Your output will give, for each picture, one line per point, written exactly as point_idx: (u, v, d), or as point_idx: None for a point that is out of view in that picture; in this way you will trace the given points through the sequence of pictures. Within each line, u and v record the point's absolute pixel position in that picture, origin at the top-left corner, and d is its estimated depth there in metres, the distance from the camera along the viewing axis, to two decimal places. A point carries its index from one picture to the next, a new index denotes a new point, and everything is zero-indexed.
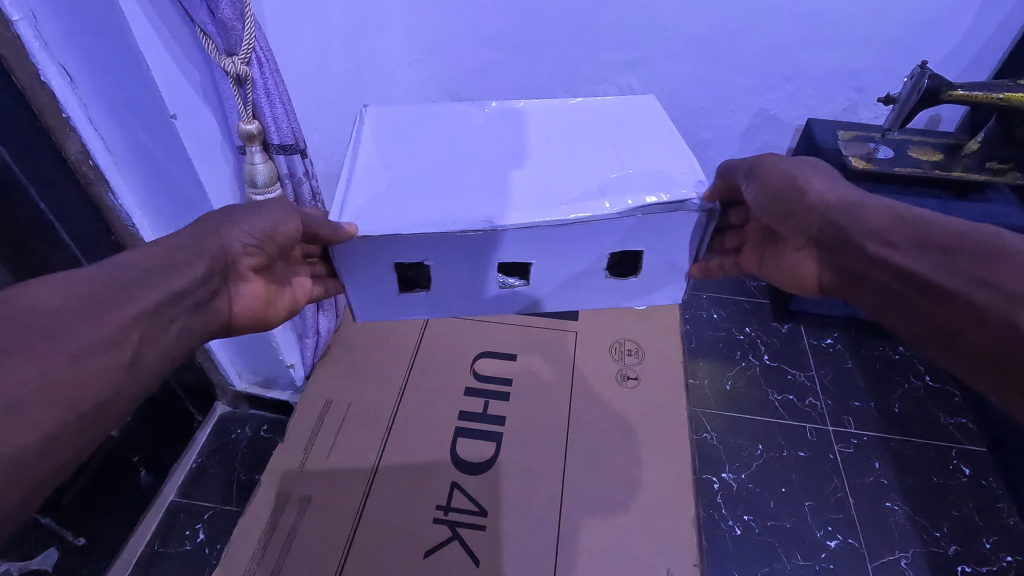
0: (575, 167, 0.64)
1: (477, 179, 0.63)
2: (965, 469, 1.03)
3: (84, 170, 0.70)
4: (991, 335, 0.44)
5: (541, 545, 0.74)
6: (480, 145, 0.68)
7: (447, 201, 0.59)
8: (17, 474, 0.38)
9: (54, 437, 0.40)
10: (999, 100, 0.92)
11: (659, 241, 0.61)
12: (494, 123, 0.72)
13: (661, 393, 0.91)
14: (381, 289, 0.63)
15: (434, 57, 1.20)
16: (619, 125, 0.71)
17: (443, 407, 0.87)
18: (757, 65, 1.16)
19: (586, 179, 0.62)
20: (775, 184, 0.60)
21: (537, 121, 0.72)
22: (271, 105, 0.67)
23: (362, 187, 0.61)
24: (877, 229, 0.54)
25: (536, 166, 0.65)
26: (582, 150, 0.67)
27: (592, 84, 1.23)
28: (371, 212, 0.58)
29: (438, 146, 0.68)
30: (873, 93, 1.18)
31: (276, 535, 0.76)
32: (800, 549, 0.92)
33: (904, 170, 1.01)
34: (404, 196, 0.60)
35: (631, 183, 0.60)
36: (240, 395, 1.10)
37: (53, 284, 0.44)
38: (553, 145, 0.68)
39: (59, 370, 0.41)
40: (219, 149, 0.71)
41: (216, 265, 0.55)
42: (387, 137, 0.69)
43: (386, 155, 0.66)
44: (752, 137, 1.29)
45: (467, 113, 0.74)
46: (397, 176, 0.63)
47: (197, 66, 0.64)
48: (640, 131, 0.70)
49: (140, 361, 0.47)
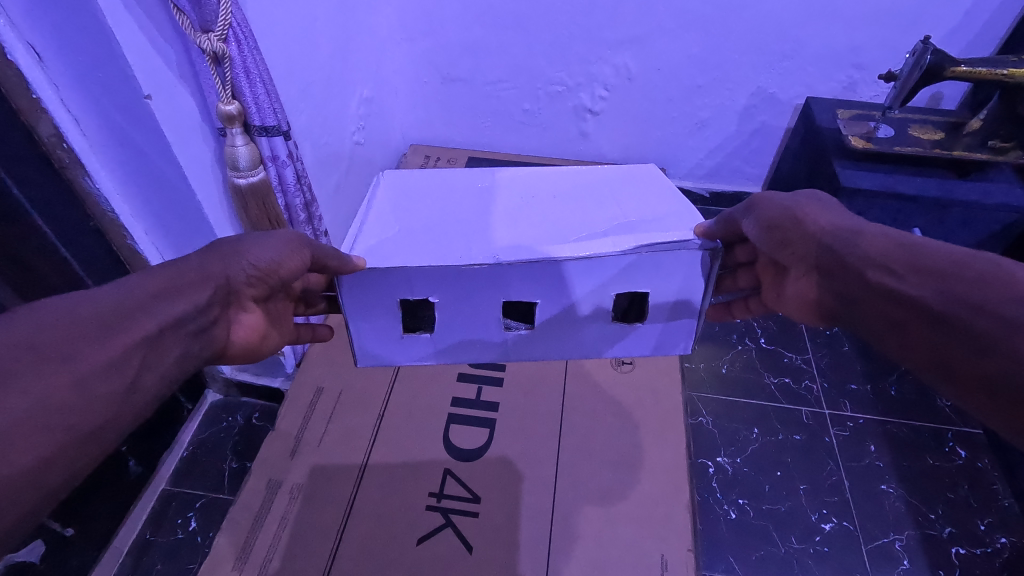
0: (579, 216, 0.62)
1: (489, 227, 0.60)
2: (961, 451, 1.02)
3: (58, 155, 0.67)
4: (1000, 365, 0.43)
5: (535, 531, 0.73)
6: (487, 200, 0.66)
7: (455, 242, 0.58)
8: (11, 493, 0.36)
9: (43, 455, 0.38)
10: (1002, 76, 0.90)
11: (663, 280, 0.58)
12: (500, 185, 0.69)
13: (657, 380, 0.90)
14: (384, 327, 0.61)
15: (425, 37, 1.19)
16: (626, 185, 0.68)
17: (434, 394, 0.87)
18: (753, 41, 1.13)
19: (589, 225, 0.60)
20: (771, 216, 0.60)
21: (546, 182, 0.69)
22: (251, 85, 0.64)
23: (373, 233, 0.60)
24: (878, 256, 0.53)
25: (529, 219, 0.62)
26: (586, 201, 0.65)
27: (586, 63, 1.20)
28: (377, 256, 0.56)
29: (448, 203, 0.65)
30: (872, 69, 1.14)
31: (266, 523, 0.75)
32: (795, 532, 0.92)
33: (903, 150, 0.99)
34: (412, 240, 0.59)
35: (633, 227, 0.59)
36: (230, 382, 1.08)
37: (57, 308, 0.42)
38: (559, 201, 0.65)
39: (60, 394, 0.39)
40: (197, 131, 0.69)
41: (218, 292, 0.53)
42: (396, 197, 0.67)
43: (400, 204, 0.65)
44: (750, 117, 1.26)
45: (475, 176, 0.71)
46: (405, 222, 0.62)
47: (171, 41, 0.61)
48: (650, 190, 0.67)
49: (139, 385, 0.45)
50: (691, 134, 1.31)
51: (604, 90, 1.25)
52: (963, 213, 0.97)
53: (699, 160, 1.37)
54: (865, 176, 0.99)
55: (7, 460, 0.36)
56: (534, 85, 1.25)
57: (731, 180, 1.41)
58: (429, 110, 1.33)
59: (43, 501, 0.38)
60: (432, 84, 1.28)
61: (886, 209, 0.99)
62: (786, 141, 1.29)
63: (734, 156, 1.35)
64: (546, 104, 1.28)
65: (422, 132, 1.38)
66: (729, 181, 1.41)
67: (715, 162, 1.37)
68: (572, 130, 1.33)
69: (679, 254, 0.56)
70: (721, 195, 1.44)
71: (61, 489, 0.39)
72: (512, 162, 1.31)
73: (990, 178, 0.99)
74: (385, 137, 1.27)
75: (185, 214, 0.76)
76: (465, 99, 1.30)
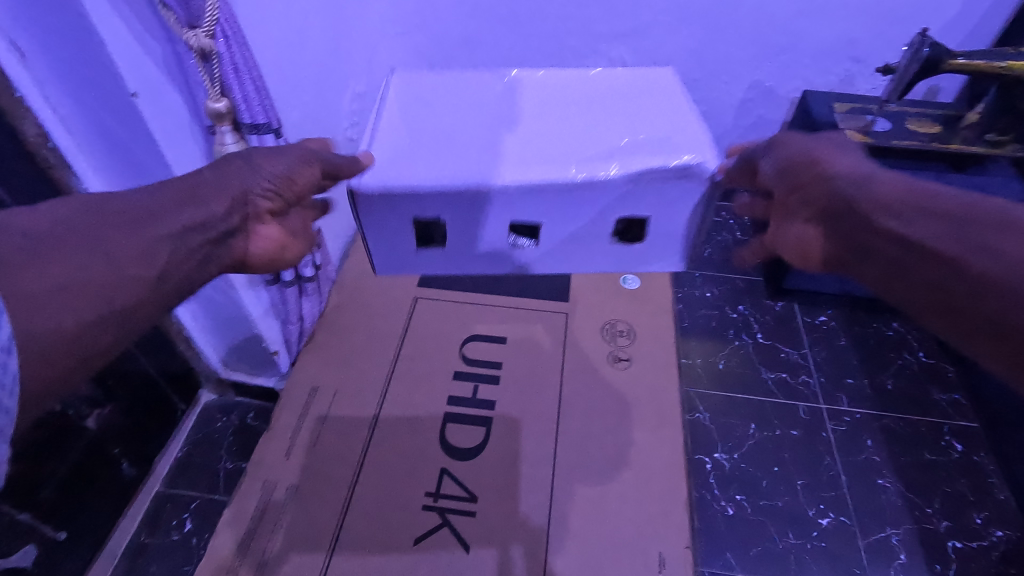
0: (595, 126, 0.60)
1: (505, 143, 0.59)
2: (957, 445, 1.03)
3: (44, 155, 0.66)
4: (1005, 302, 0.41)
5: (532, 531, 0.73)
6: (502, 111, 0.63)
7: (468, 157, 0.57)
8: (43, 358, 0.39)
9: (79, 326, 0.41)
10: (1001, 69, 0.89)
11: (664, 206, 0.58)
12: (512, 94, 0.66)
13: (655, 376, 0.89)
14: (395, 244, 0.61)
15: (418, 31, 1.17)
16: (635, 98, 0.64)
17: (430, 393, 0.86)
18: (750, 34, 1.12)
19: (593, 145, 0.57)
20: (789, 156, 0.57)
21: (553, 93, 0.66)
22: (241, 83, 0.63)
23: (387, 147, 0.59)
24: (887, 202, 0.50)
25: (536, 133, 0.60)
26: (609, 113, 0.63)
27: (582, 56, 1.19)
28: (384, 175, 0.55)
29: (461, 114, 0.63)
30: (870, 62, 1.13)
31: (261, 525, 0.74)
32: (792, 528, 0.92)
33: (903, 143, 0.98)
34: (422, 156, 0.57)
35: (639, 147, 0.56)
36: (225, 382, 1.07)
37: (88, 201, 0.45)
38: (564, 116, 0.62)
39: (92, 273, 0.42)
40: (186, 130, 0.67)
41: (238, 204, 0.53)
42: (410, 107, 0.64)
43: (413, 117, 0.63)
44: (747, 110, 1.25)
45: (487, 82, 0.68)
46: (423, 138, 0.60)
47: (158, 39, 0.60)
48: (661, 105, 0.63)
49: (166, 277, 0.47)
50: None
51: None
52: None
53: None
54: None
55: (44, 323, 0.39)
56: None
57: None
58: None
59: (77, 367, 0.42)
60: (426, 78, 1.26)
61: None
62: (783, 134, 1.28)
63: (730, 150, 1.34)
64: None
65: None
66: None
67: (712, 155, 1.36)
68: None
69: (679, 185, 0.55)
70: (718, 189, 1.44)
71: (92, 358, 0.43)
72: None
73: (988, 172, 0.99)
74: None
75: None
76: None
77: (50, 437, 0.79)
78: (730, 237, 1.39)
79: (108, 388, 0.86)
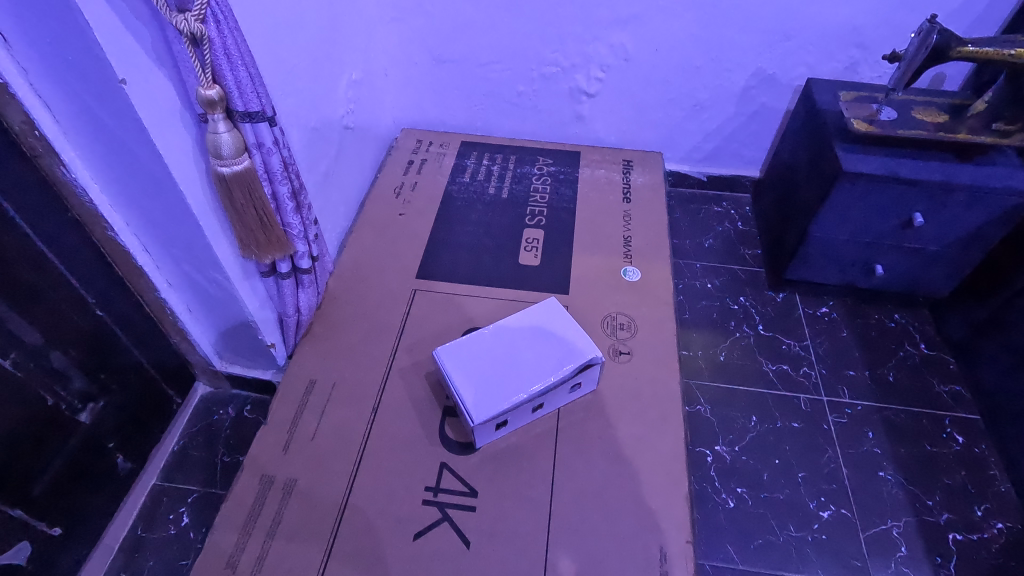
0: (526, 336, 0.83)
1: (529, 356, 0.80)
2: (958, 437, 1.02)
3: (30, 143, 0.65)
4: None
5: (533, 525, 0.72)
6: (507, 347, 0.81)
7: (528, 379, 0.77)
8: None
9: None
10: (1009, 56, 0.89)
11: (575, 338, 0.82)
12: (504, 336, 0.82)
13: (656, 368, 0.88)
14: (498, 403, 0.75)
15: (414, 17, 1.16)
16: (540, 319, 0.85)
17: (429, 387, 0.85)
18: (754, 21, 1.10)
19: (544, 359, 0.79)
20: None
21: (519, 334, 0.83)
22: (233, 68, 0.62)
23: (471, 390, 0.76)
24: None
25: (531, 354, 0.80)
26: (521, 326, 0.84)
27: (582, 43, 1.17)
28: (483, 405, 0.74)
29: (493, 359, 0.79)
30: (874, 50, 1.11)
31: (259, 521, 0.73)
32: (793, 520, 0.92)
33: (909, 132, 0.95)
34: (496, 389, 0.76)
35: (569, 353, 0.80)
36: (220, 375, 1.05)
37: None
38: (523, 343, 0.82)
39: None
40: (176, 117, 0.65)
41: None
42: (463, 372, 0.78)
43: (470, 373, 0.78)
44: (749, 99, 1.23)
45: (477, 338, 0.82)
46: (477, 367, 0.79)
47: (146, 24, 0.58)
48: (555, 315, 0.85)
49: None
50: (689, 117, 1.29)
51: (601, 71, 1.21)
52: (965, 197, 0.95)
53: (697, 143, 1.34)
54: (869, 161, 0.97)
55: None
56: (528, 66, 1.22)
57: (729, 163, 1.39)
58: (420, 93, 1.30)
59: None
60: (423, 66, 1.25)
61: (889, 193, 0.98)
62: (785, 123, 1.26)
63: (732, 139, 1.32)
64: (540, 86, 1.25)
65: (413, 116, 1.34)
66: (727, 164, 1.39)
67: (713, 145, 1.34)
68: (567, 113, 1.30)
69: (585, 374, 0.80)
70: (718, 179, 1.42)
71: None
72: (506, 147, 1.28)
73: (995, 161, 0.97)
74: (376, 121, 1.23)
75: (170, 209, 0.72)
76: (457, 82, 1.27)
77: (41, 434, 0.77)
78: (731, 228, 1.38)
79: (102, 381, 0.85)
